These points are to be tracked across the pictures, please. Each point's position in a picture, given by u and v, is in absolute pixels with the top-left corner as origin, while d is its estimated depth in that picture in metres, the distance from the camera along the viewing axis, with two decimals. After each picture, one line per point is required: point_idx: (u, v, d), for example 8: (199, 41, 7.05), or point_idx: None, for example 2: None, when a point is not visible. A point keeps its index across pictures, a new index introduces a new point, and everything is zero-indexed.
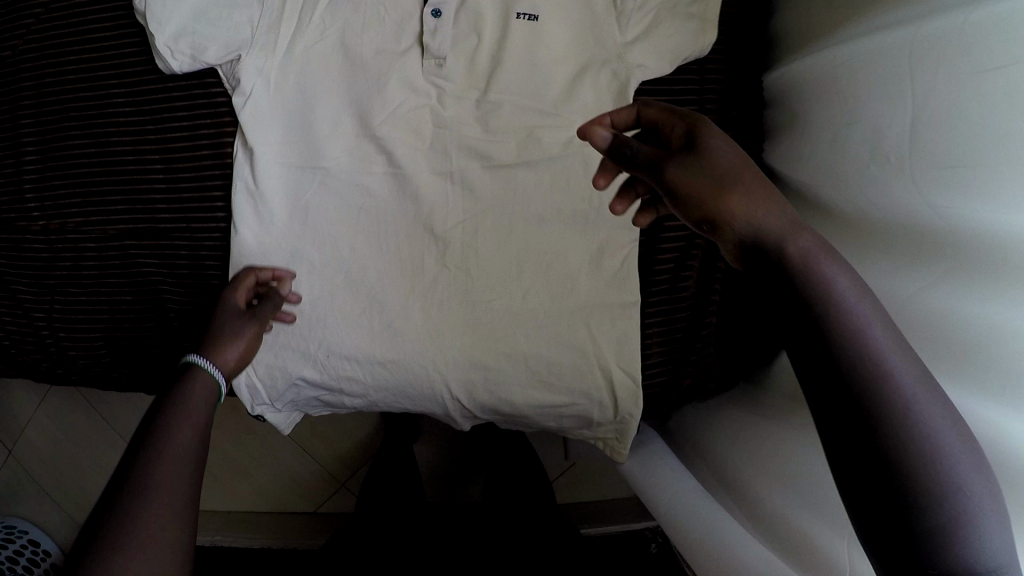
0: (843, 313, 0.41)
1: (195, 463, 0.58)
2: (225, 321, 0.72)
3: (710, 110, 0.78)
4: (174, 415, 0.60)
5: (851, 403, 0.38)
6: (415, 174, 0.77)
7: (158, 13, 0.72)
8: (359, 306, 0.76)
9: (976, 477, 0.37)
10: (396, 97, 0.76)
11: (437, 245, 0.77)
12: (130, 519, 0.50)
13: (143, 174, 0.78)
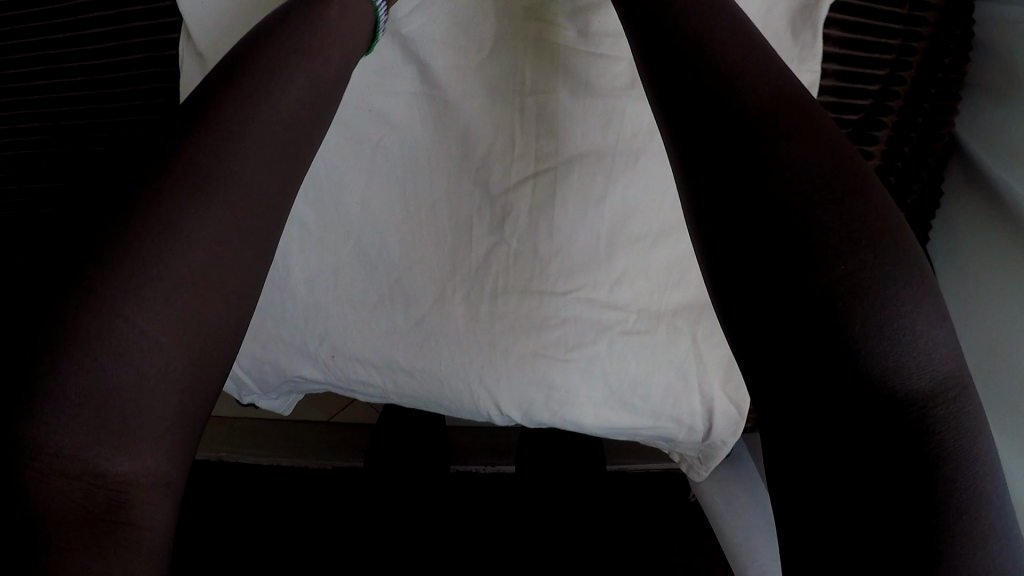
0: (726, 72, 0.37)
1: (263, 185, 0.41)
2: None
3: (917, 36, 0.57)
4: (268, 72, 0.41)
5: (732, 175, 0.35)
6: (463, 102, 0.50)
7: None
8: (375, 290, 0.54)
9: (888, 250, 0.33)
10: None
11: (490, 211, 0.52)
12: (134, 292, 0.36)
13: (126, 61, 0.58)
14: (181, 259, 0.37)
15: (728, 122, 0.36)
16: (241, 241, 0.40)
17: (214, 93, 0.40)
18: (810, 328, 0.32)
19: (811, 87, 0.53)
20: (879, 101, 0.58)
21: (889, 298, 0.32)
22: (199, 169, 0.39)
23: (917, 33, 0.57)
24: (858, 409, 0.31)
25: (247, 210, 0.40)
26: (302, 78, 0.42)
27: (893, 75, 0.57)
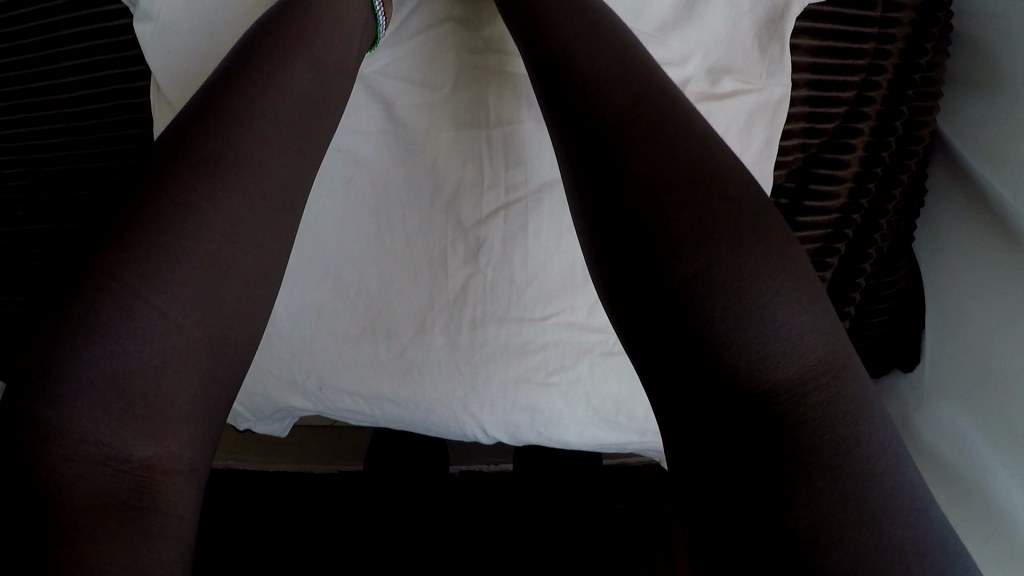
0: (606, 107, 0.40)
1: (270, 182, 0.44)
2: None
3: (889, 38, 0.57)
4: (272, 71, 0.44)
5: (619, 212, 0.39)
6: (430, 139, 0.51)
7: None
8: (355, 325, 0.55)
9: (753, 261, 0.36)
10: (416, 23, 0.51)
11: (465, 244, 0.53)
12: (153, 284, 0.39)
13: (132, 103, 0.63)
14: (197, 256, 0.41)
15: (609, 157, 0.39)
16: (251, 233, 0.43)
17: (219, 91, 0.43)
18: (690, 332, 0.36)
19: (783, 101, 0.52)
20: (853, 108, 0.57)
21: (757, 294, 0.36)
22: (209, 167, 0.42)
23: (890, 36, 0.57)
24: (739, 412, 0.36)
25: (256, 205, 0.43)
26: (309, 77, 0.45)
27: (868, 80, 0.57)
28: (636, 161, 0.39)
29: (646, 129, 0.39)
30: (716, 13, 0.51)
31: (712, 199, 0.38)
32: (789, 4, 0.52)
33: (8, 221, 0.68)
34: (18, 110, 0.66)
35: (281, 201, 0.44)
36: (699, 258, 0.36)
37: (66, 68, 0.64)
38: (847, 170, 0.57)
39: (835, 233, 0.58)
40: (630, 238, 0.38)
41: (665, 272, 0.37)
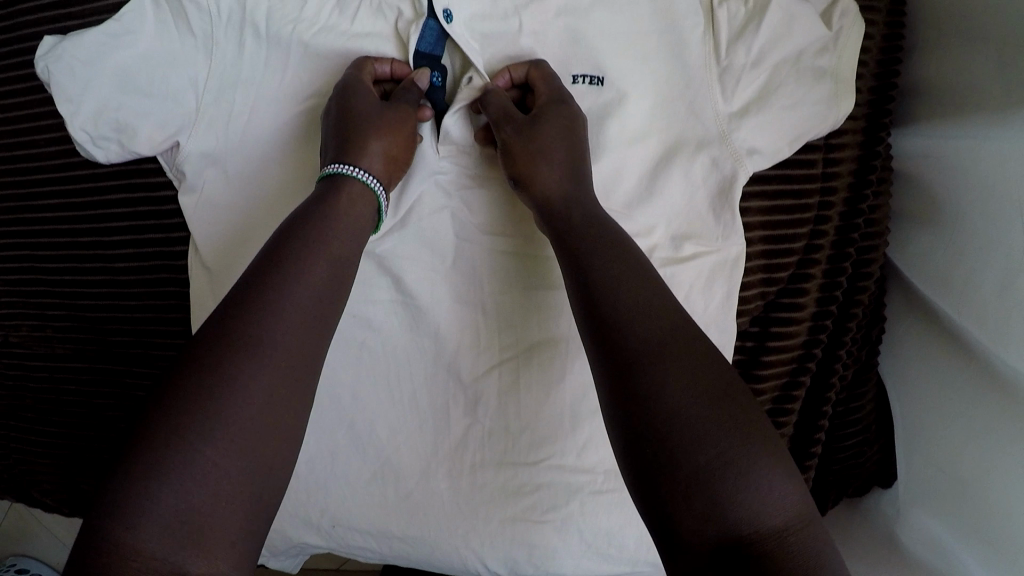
0: (607, 292, 0.48)
1: (302, 338, 0.48)
2: (369, 115, 0.56)
3: (832, 190, 0.64)
4: (303, 245, 0.50)
5: (621, 376, 0.45)
6: (431, 308, 0.59)
7: (72, 92, 0.62)
8: (367, 469, 0.60)
9: (734, 419, 0.42)
10: (428, 207, 0.59)
11: (464, 395, 0.59)
12: (204, 437, 0.42)
13: (170, 263, 0.72)
14: (241, 408, 0.44)
15: (614, 332, 0.47)
16: (286, 392, 0.46)
17: (256, 269, 0.49)
18: (684, 478, 0.41)
19: (739, 259, 0.59)
20: (803, 255, 0.64)
21: (736, 444, 0.41)
22: (245, 328, 0.46)
23: (832, 188, 0.64)
24: (734, 551, 0.39)
25: (287, 363, 0.46)
26: (334, 242, 0.52)
27: (815, 230, 0.64)
28: (655, 380, 0.43)
29: (666, 353, 0.44)
30: (675, 185, 0.59)
31: (720, 404, 0.43)
32: (736, 174, 0.58)
33: (54, 358, 0.76)
34: (66, 261, 0.75)
35: (312, 356, 0.48)
36: (705, 456, 0.41)
37: (113, 228, 0.73)
38: (802, 312, 0.64)
39: (799, 367, 0.65)
40: (644, 435, 0.43)
41: (673, 466, 0.41)
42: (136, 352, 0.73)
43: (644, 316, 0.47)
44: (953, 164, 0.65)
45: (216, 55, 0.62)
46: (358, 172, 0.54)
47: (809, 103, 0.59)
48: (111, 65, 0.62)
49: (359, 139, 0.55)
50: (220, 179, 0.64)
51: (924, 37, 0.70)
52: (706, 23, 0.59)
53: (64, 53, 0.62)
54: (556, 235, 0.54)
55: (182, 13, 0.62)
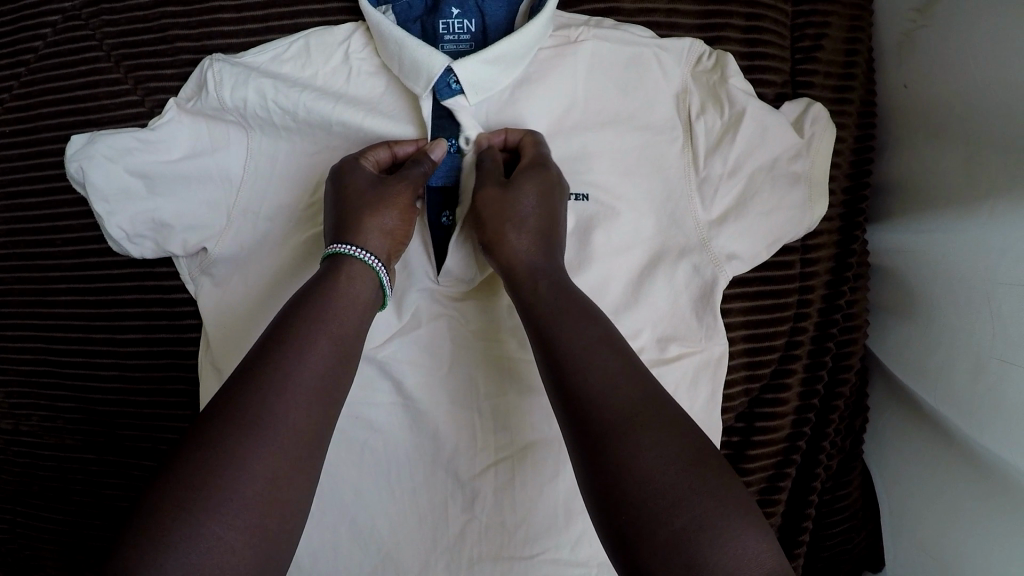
0: (569, 358, 0.48)
1: (308, 411, 0.47)
2: (368, 189, 0.58)
3: (810, 289, 0.68)
4: (308, 320, 0.51)
5: (586, 443, 0.44)
6: (431, 410, 0.62)
7: (107, 192, 0.64)
8: (368, 564, 0.63)
9: (697, 474, 0.41)
10: (425, 316, 0.63)
11: (461, 494, 0.62)
12: (210, 513, 0.42)
13: (180, 362, 0.75)
14: (250, 481, 0.43)
15: (575, 399, 0.46)
16: (293, 467, 0.45)
17: (261, 348, 0.49)
18: (651, 543, 0.39)
19: (724, 357, 0.63)
20: (784, 350, 0.67)
21: (701, 503, 0.40)
22: (250, 404, 0.46)
23: (809, 287, 0.68)
24: None
25: (293, 434, 0.46)
26: (339, 318, 0.52)
27: (794, 325, 0.67)
28: (629, 450, 0.42)
29: (639, 422, 0.43)
30: (659, 290, 0.62)
31: (684, 459, 0.42)
32: (716, 279, 0.62)
33: (64, 449, 0.79)
34: (77, 352, 0.77)
35: (318, 428, 0.48)
36: (682, 518, 0.39)
37: (125, 326, 0.76)
38: (785, 405, 0.67)
39: (784, 457, 0.68)
40: (610, 503, 0.42)
41: (654, 534, 0.40)
42: (145, 445, 0.76)
43: (611, 383, 0.46)
44: (923, 260, 0.69)
45: (249, 164, 0.67)
46: (359, 250, 0.56)
47: (783, 208, 0.63)
48: (144, 168, 0.65)
49: (353, 211, 0.57)
50: (234, 285, 0.67)
51: (893, 135, 0.74)
52: (684, 136, 0.63)
53: (97, 152, 0.64)
54: (524, 299, 0.54)
55: (219, 123, 0.67)
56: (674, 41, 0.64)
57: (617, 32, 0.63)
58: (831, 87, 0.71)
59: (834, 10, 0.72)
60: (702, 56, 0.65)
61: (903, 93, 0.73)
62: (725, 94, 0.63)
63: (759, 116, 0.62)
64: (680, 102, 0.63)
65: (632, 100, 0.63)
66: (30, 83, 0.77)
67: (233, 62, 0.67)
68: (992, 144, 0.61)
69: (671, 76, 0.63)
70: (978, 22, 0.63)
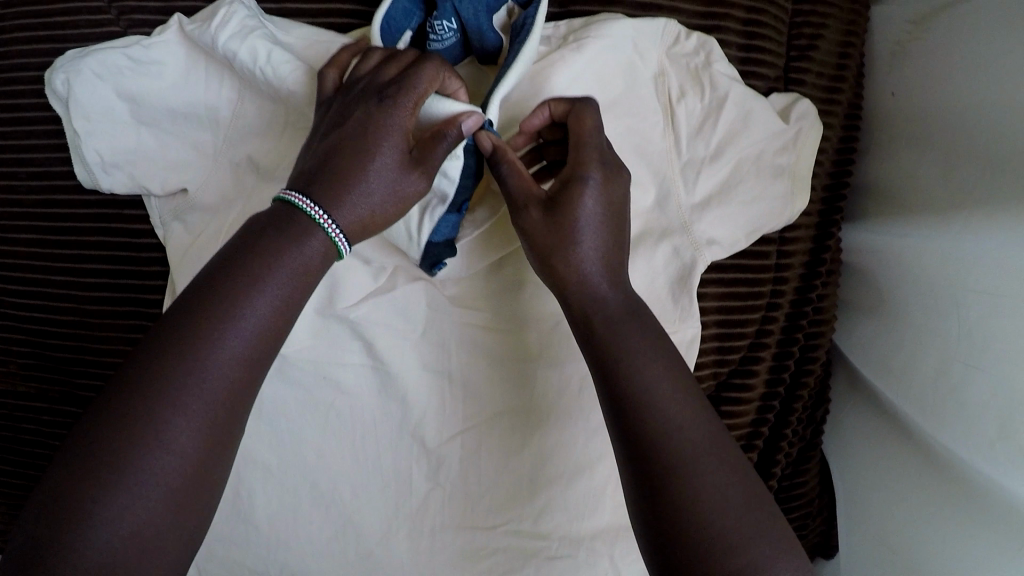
0: (629, 370, 0.47)
1: (227, 392, 0.42)
2: (375, 138, 0.48)
3: (784, 280, 0.68)
4: (237, 281, 0.44)
5: (647, 466, 0.44)
6: (402, 373, 0.63)
7: (90, 111, 0.64)
8: (329, 527, 0.63)
9: (755, 514, 0.43)
10: (399, 279, 0.63)
11: (428, 462, 0.63)
12: (96, 519, 0.38)
13: (141, 309, 0.73)
14: (154, 475, 0.39)
15: (633, 417, 0.46)
16: (199, 470, 0.41)
17: (177, 316, 0.43)
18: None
19: (695, 338, 0.63)
20: (754, 338, 0.68)
21: (762, 544, 0.42)
22: (155, 392, 0.40)
23: (783, 278, 0.69)
24: None
25: (209, 436, 0.41)
26: (277, 285, 0.45)
27: (766, 315, 0.68)
28: (691, 482, 0.43)
29: (696, 458, 0.44)
30: (638, 270, 0.61)
31: (745, 496, 0.43)
32: (694, 263, 0.62)
33: (16, 396, 0.76)
34: (36, 297, 0.75)
35: (231, 428, 0.43)
36: (741, 566, 0.41)
37: (88, 270, 0.74)
38: (751, 393, 0.68)
39: (747, 443, 0.69)
40: (670, 529, 0.42)
41: (718, 568, 0.41)
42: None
43: (672, 405, 0.46)
44: (894, 259, 0.70)
45: (235, 111, 0.65)
46: (323, 215, 0.47)
47: (765, 198, 0.64)
48: (133, 94, 0.64)
49: (353, 159, 0.48)
50: (204, 229, 0.65)
51: (876, 138, 0.76)
52: (665, 119, 0.62)
53: (84, 69, 0.63)
54: (582, 312, 0.51)
55: (214, 62, 0.64)
56: (649, 21, 0.62)
57: (619, 28, 0.61)
58: (822, 87, 0.72)
59: (831, 10, 0.72)
60: (680, 36, 0.63)
61: (890, 97, 0.74)
62: (707, 78, 0.62)
63: (740, 101, 0.62)
64: (659, 84, 0.62)
65: (613, 89, 0.61)
66: (7, 5, 0.74)
67: (253, 13, 0.61)
68: (969, 151, 0.63)
69: (648, 58, 0.62)
70: (968, 34, 0.65)
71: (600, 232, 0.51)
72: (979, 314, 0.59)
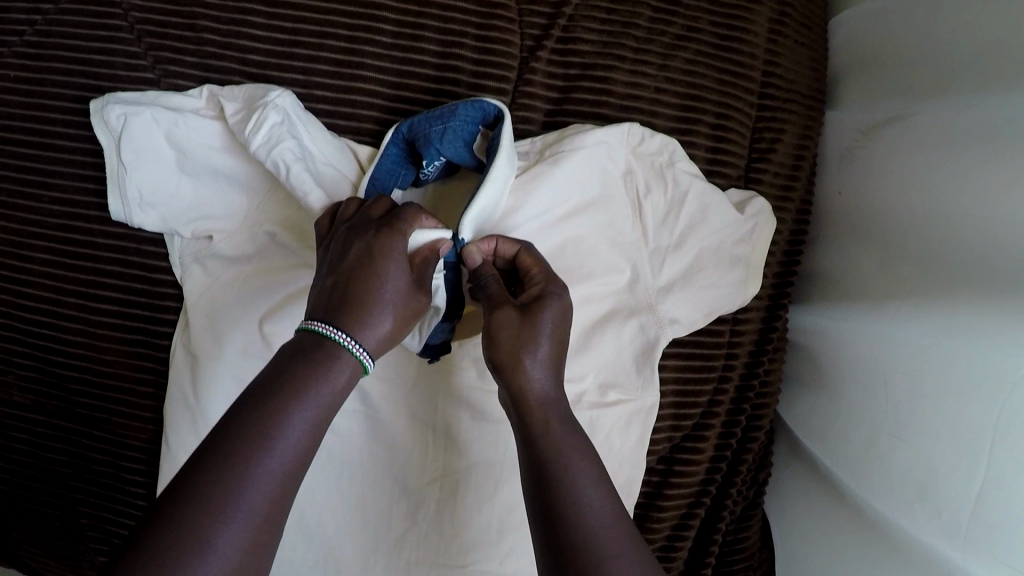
0: (559, 468, 0.49)
1: (275, 494, 0.45)
2: (378, 271, 0.54)
3: (737, 356, 0.77)
4: (285, 394, 0.47)
5: (565, 561, 0.45)
6: (390, 421, 0.70)
7: (139, 150, 0.70)
8: (312, 556, 0.69)
9: None
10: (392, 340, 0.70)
11: (407, 502, 0.69)
12: None
13: (151, 340, 0.77)
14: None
15: (558, 512, 0.47)
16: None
17: (229, 424, 0.46)
18: None
19: (654, 406, 0.71)
20: (705, 407, 0.77)
21: None
22: (211, 498, 0.42)
23: (736, 354, 0.77)
24: None
25: (255, 544, 0.43)
26: (321, 397, 0.48)
27: (718, 386, 0.77)
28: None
29: (615, 554, 0.45)
30: (607, 344, 0.69)
31: None
32: (658, 338, 0.71)
33: (7, 409, 0.79)
34: (43, 314, 0.77)
35: (272, 535, 0.44)
36: None
37: (101, 298, 0.77)
38: (701, 454, 0.76)
39: (694, 500, 0.77)
40: None
41: None
42: (101, 415, 0.78)
43: (596, 503, 0.48)
44: (833, 341, 0.80)
45: (267, 175, 0.73)
46: (350, 340, 0.51)
47: (722, 285, 0.73)
48: (181, 143, 0.71)
49: (358, 281, 0.53)
50: (223, 275, 0.73)
51: (822, 233, 0.86)
52: (633, 212, 0.71)
53: (146, 111, 0.70)
54: (520, 415, 0.53)
55: None
56: (613, 127, 0.69)
57: (589, 138, 0.68)
58: (778, 186, 0.81)
59: (792, 119, 0.82)
60: (643, 138, 0.71)
61: (838, 198, 0.84)
62: (670, 176, 0.71)
63: (699, 195, 0.72)
64: (628, 181, 0.71)
65: (589, 190, 0.69)
66: (46, 34, 0.75)
67: (286, 117, 0.66)
68: (898, 256, 0.73)
69: (619, 159, 0.70)
70: (901, 156, 0.75)
71: (551, 346, 0.55)
72: (903, 396, 0.69)
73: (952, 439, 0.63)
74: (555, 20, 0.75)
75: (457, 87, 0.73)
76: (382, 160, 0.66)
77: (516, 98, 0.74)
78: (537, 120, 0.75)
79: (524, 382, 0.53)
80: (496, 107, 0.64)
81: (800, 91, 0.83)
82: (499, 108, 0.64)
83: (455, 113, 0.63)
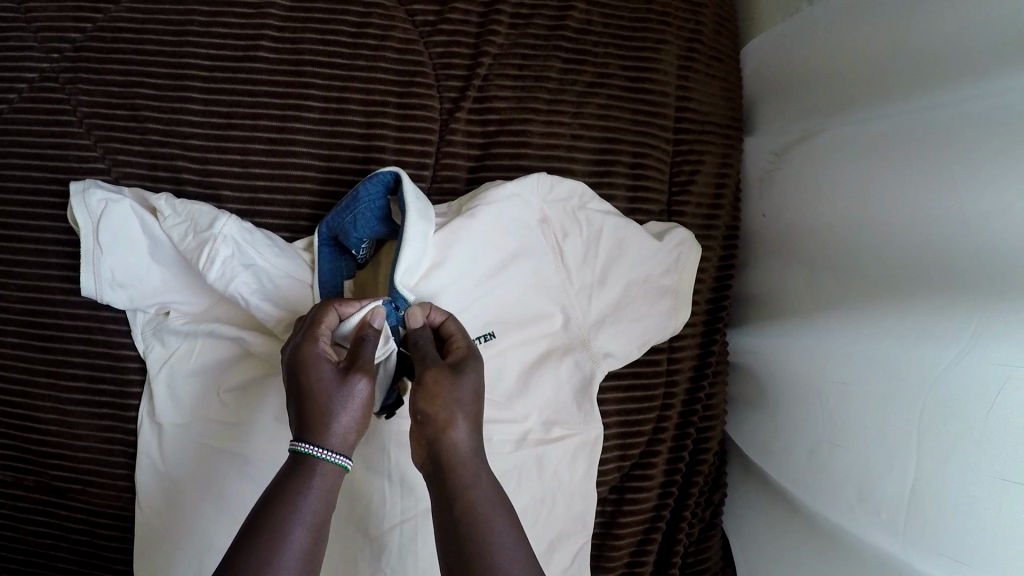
0: (476, 513, 0.51)
1: None
2: (320, 376, 0.56)
3: (676, 383, 0.81)
4: (282, 502, 0.51)
5: None
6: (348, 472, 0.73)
7: (115, 233, 0.74)
8: None
9: None
10: None
11: (371, 549, 0.73)
12: None
13: (118, 412, 0.81)
14: None
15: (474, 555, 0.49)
16: None
17: (239, 544, 0.49)
18: None
19: (598, 437, 0.75)
20: (651, 434, 0.80)
21: None
22: None
23: (675, 380, 0.81)
24: None
25: None
26: (316, 500, 0.52)
27: (661, 412, 0.80)
28: None
29: None
30: (545, 384, 0.73)
31: None
32: (593, 372, 0.75)
33: None
34: (16, 394, 0.81)
35: None
36: None
37: (69, 375, 0.81)
38: (651, 480, 0.80)
39: (649, 524, 0.81)
40: None
41: None
42: (76, 486, 0.81)
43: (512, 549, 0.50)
44: (768, 359, 0.83)
45: None
46: (324, 451, 0.54)
47: (651, 317, 0.77)
48: (156, 233, 0.75)
49: (303, 393, 0.56)
50: (181, 346, 0.77)
51: (751, 258, 0.90)
52: (555, 258, 0.75)
53: (126, 201, 0.75)
54: (440, 457, 0.54)
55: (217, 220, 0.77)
56: (523, 178, 0.74)
57: (502, 191, 0.73)
58: (701, 216, 0.86)
59: (709, 150, 0.86)
60: (553, 184, 0.75)
61: (761, 222, 0.89)
62: (583, 217, 0.76)
63: (614, 229, 0.76)
64: (546, 228, 0.75)
65: (510, 241, 0.73)
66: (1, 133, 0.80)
67: (235, 248, 0.71)
68: (818, 274, 0.78)
69: (534, 206, 0.75)
70: (806, 180, 0.80)
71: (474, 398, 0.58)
72: (834, 407, 0.72)
73: (883, 443, 0.66)
74: (471, 82, 0.80)
75: (384, 153, 0.78)
76: (321, 263, 0.73)
77: (441, 159, 0.79)
78: (461, 177, 0.80)
79: (447, 436, 0.55)
80: (391, 172, 0.69)
81: (716, 123, 0.87)
82: (394, 171, 0.69)
83: (358, 197, 0.70)
